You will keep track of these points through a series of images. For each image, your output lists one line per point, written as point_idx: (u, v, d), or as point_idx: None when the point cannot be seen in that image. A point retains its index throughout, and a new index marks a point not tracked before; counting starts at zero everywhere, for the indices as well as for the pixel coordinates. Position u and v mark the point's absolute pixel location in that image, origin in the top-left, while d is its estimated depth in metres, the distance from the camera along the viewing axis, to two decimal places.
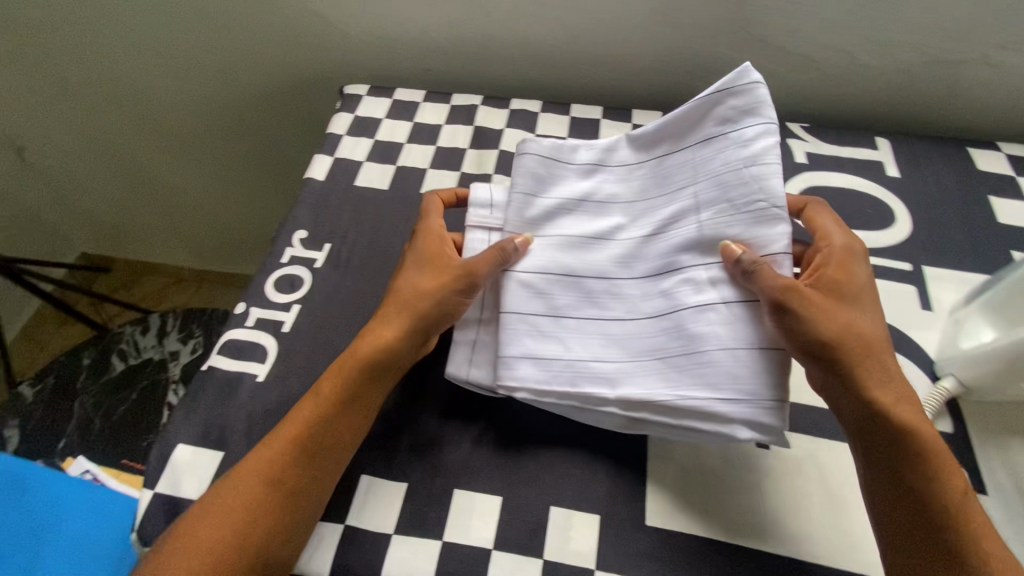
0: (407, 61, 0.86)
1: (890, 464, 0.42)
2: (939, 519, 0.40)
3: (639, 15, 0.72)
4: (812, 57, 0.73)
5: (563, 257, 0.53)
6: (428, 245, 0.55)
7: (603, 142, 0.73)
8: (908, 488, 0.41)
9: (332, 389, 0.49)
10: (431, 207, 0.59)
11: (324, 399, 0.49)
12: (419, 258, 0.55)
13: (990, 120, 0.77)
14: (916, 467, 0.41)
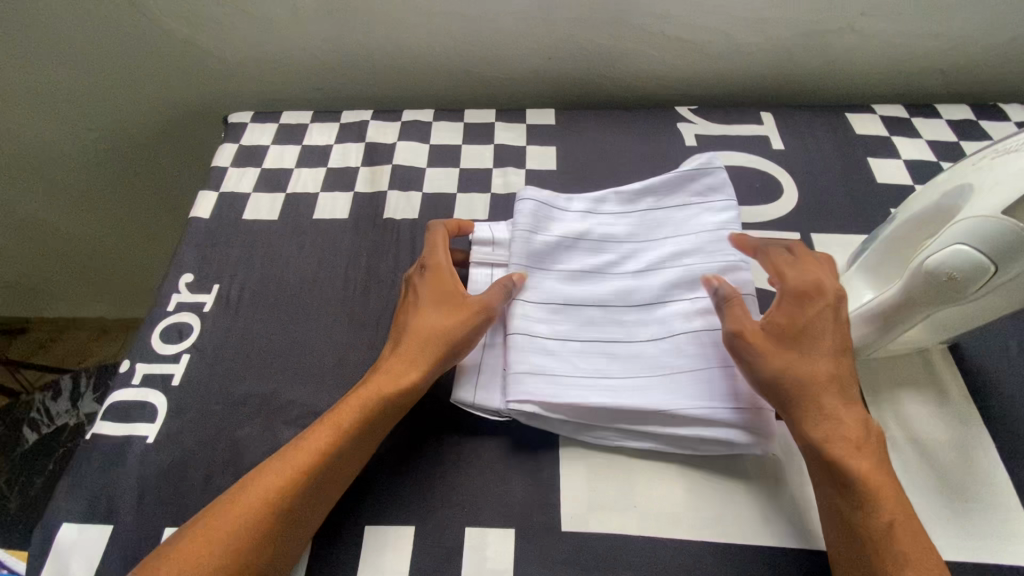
0: (293, 81, 0.82)
1: (830, 489, 0.43)
2: (871, 545, 0.40)
3: (516, 14, 0.72)
4: (691, 42, 0.75)
5: (558, 288, 0.57)
6: (440, 280, 0.54)
7: (497, 144, 0.73)
8: (847, 518, 0.41)
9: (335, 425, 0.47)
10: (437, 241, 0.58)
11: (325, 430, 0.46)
12: (435, 292, 0.54)
13: (867, 84, 0.80)
14: (852, 494, 0.42)
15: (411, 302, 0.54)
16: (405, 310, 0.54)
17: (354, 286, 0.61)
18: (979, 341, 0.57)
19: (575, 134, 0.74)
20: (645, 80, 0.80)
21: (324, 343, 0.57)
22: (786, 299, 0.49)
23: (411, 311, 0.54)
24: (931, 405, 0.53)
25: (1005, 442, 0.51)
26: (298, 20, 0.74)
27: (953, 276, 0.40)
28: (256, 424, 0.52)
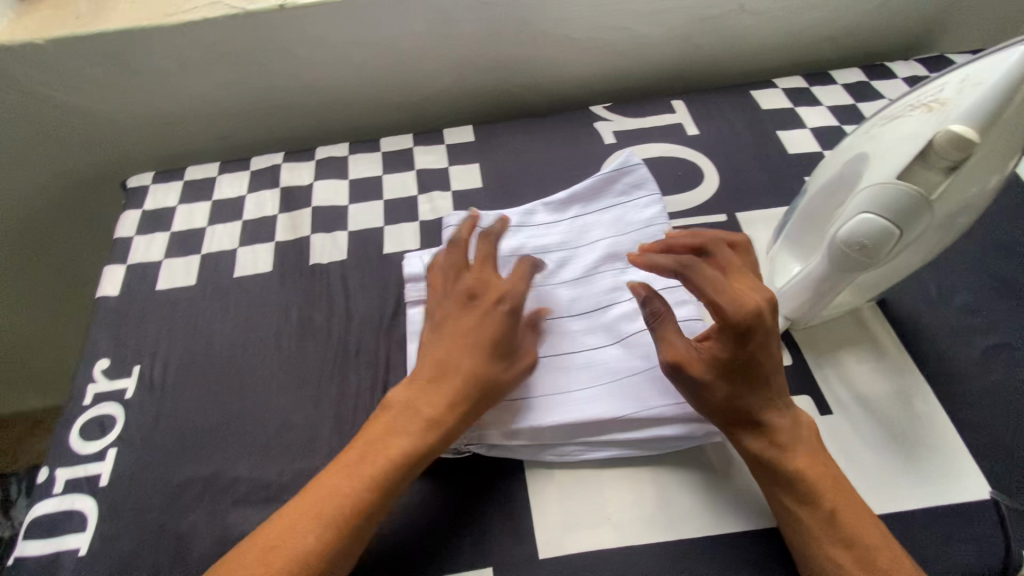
0: (193, 133, 0.78)
1: (778, 495, 0.45)
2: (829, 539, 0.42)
3: (417, 36, 0.71)
4: (595, 40, 0.75)
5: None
6: (513, 325, 0.49)
7: (418, 170, 0.71)
8: (800, 519, 0.43)
9: (361, 474, 0.43)
10: (519, 275, 0.51)
11: (347, 486, 0.43)
12: (502, 335, 0.49)
13: (767, 60, 0.83)
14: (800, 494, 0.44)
15: (466, 331, 0.49)
16: (452, 335, 0.49)
17: (289, 342, 0.58)
18: (901, 291, 0.60)
19: (495, 147, 0.73)
20: (558, 84, 0.80)
21: (265, 410, 0.54)
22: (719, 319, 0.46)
23: (459, 344, 0.48)
24: (866, 361, 0.56)
25: (937, 385, 0.54)
26: (188, 70, 0.70)
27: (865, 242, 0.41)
28: (202, 511, 0.49)
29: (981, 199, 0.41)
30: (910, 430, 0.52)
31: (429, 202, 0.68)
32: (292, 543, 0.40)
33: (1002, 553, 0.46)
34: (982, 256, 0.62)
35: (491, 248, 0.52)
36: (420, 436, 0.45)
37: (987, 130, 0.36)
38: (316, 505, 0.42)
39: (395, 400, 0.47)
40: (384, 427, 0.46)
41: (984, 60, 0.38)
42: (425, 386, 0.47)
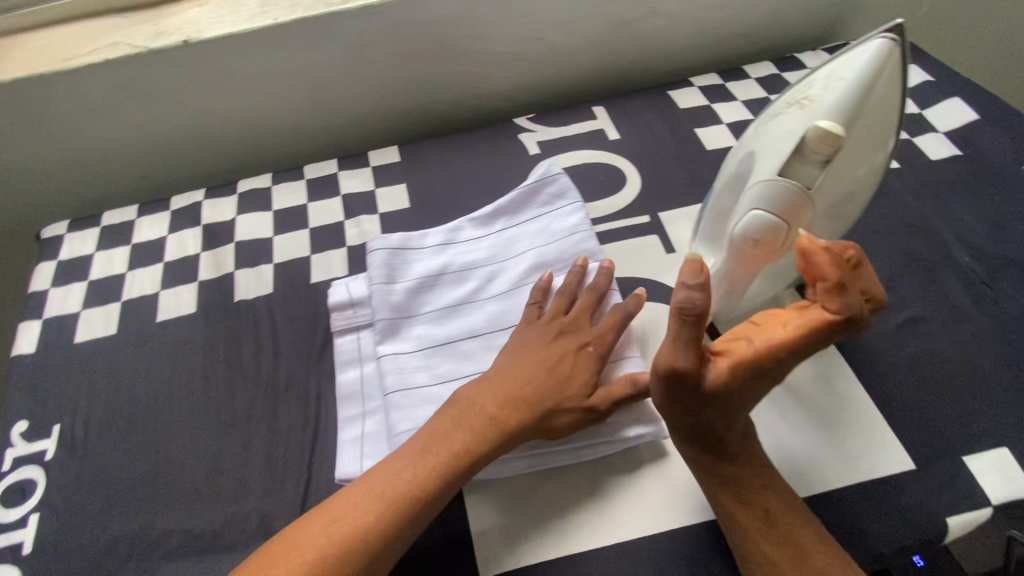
0: (110, 175, 0.75)
1: (723, 495, 0.45)
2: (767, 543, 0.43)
3: (331, 61, 0.70)
4: (512, 53, 0.76)
5: (433, 329, 0.56)
6: (595, 363, 0.50)
7: (344, 195, 0.70)
8: (746, 518, 0.44)
9: (415, 467, 0.45)
10: (610, 325, 0.52)
11: (401, 477, 0.45)
12: (581, 369, 0.50)
13: (684, 60, 0.85)
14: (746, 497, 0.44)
15: (541, 355, 0.50)
16: (522, 358, 0.50)
17: (216, 385, 0.56)
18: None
19: (421, 166, 0.73)
20: (482, 98, 0.80)
21: (194, 457, 0.52)
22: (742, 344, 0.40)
23: (540, 365, 0.49)
24: None
25: (855, 363, 0.56)
26: (97, 112, 0.69)
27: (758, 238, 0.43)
28: (131, 570, 0.47)
29: (859, 187, 0.43)
30: (833, 409, 0.53)
31: (356, 226, 0.67)
32: (336, 531, 0.42)
33: (921, 520, 0.48)
34: (893, 233, 0.64)
35: (593, 293, 0.54)
36: (482, 435, 0.46)
37: (850, 124, 0.38)
38: (381, 485, 0.44)
39: (462, 397, 0.48)
40: (449, 422, 0.47)
41: (842, 56, 0.39)
42: (491, 389, 0.48)
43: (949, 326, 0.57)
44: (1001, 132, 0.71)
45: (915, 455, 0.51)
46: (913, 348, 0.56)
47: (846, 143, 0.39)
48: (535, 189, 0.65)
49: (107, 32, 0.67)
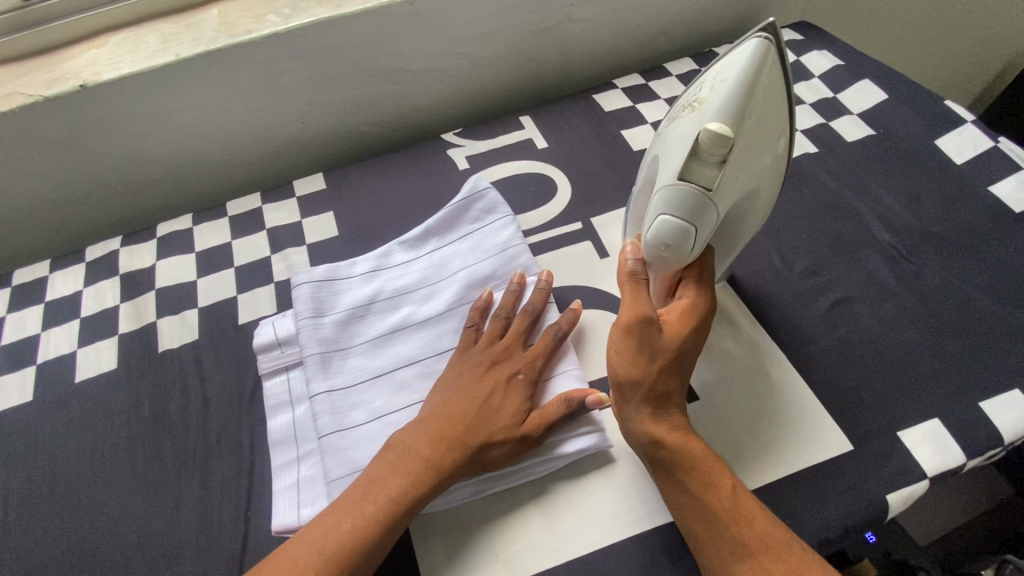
0: (20, 230, 0.72)
1: (687, 499, 0.43)
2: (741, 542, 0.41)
3: (242, 92, 0.68)
4: (432, 69, 0.75)
5: (367, 361, 0.55)
6: (528, 390, 0.50)
7: (270, 228, 0.68)
8: (711, 522, 0.42)
9: (354, 510, 0.44)
10: (542, 348, 0.52)
11: (339, 524, 0.43)
12: (514, 397, 0.49)
13: (608, 61, 0.86)
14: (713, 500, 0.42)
15: (475, 387, 0.50)
16: (456, 391, 0.50)
17: (143, 442, 0.54)
18: (748, 265, 0.63)
19: (349, 192, 0.71)
20: (408, 116, 0.79)
21: (121, 522, 0.50)
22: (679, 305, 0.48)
23: (473, 398, 0.49)
24: (726, 340, 0.58)
25: (788, 350, 0.57)
26: None
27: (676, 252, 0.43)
28: None
29: (761, 182, 0.43)
30: (771, 398, 0.54)
31: (284, 259, 0.65)
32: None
33: (859, 501, 0.48)
34: (818, 217, 0.66)
35: (527, 317, 0.54)
36: (420, 477, 0.45)
37: (739, 122, 0.39)
38: (318, 538, 0.43)
39: (396, 440, 0.47)
40: (385, 467, 0.46)
41: (725, 58, 0.40)
42: (425, 429, 0.48)
43: (874, 304, 0.59)
44: (911, 108, 0.74)
45: (850, 436, 0.51)
46: (844, 329, 0.58)
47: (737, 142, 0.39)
48: (465, 205, 0.64)
49: None
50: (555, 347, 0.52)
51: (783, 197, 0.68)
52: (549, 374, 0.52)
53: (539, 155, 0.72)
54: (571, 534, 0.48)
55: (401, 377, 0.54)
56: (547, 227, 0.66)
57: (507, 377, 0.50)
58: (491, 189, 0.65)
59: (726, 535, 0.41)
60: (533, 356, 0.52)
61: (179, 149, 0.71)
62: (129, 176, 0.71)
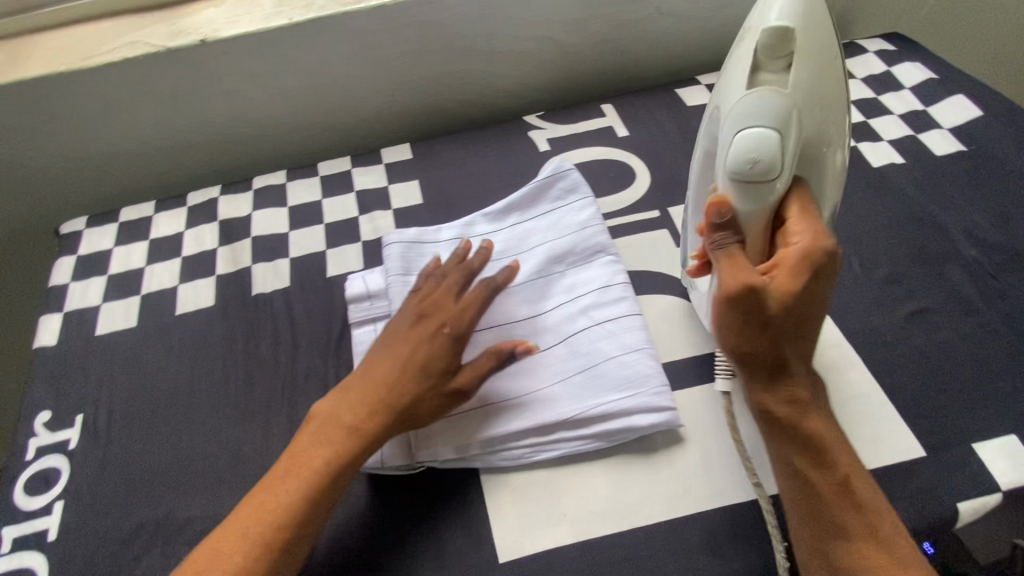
0: (125, 173, 0.76)
1: (797, 469, 0.43)
2: (844, 524, 0.41)
3: (344, 59, 0.71)
4: (522, 51, 0.77)
5: None
6: (453, 344, 0.49)
7: (358, 191, 0.72)
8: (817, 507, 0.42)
9: (298, 472, 0.46)
10: (468, 303, 0.51)
11: (284, 488, 0.46)
12: (436, 352, 0.49)
13: (691, 58, 0.86)
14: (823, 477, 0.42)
15: (402, 346, 0.50)
16: (386, 351, 0.50)
17: (235, 375, 0.57)
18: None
19: (433, 163, 0.74)
20: (493, 96, 0.81)
21: (216, 445, 0.54)
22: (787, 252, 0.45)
23: (401, 358, 0.49)
24: None
25: (865, 353, 0.57)
26: (116, 111, 0.70)
27: (756, 194, 0.45)
28: (158, 553, 0.49)
29: (831, 100, 0.45)
30: (845, 399, 0.54)
31: (372, 221, 0.68)
32: (237, 544, 0.43)
33: (928, 507, 0.48)
34: (900, 227, 0.66)
35: (459, 276, 0.53)
36: (344, 443, 0.47)
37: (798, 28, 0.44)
38: (266, 500, 0.45)
39: (317, 411, 0.49)
40: (311, 439, 0.48)
41: None
42: (347, 397, 0.49)
43: (956, 318, 0.58)
44: (1006, 127, 0.72)
45: (923, 443, 0.51)
46: (923, 339, 0.57)
47: (797, 43, 0.44)
48: (549, 183, 0.66)
49: (124, 32, 0.68)
50: (483, 303, 0.52)
51: (866, 204, 0.68)
52: (623, 351, 0.54)
53: (621, 144, 0.74)
54: (637, 508, 0.49)
55: (481, 340, 0.56)
56: (626, 212, 0.67)
57: (433, 334, 0.50)
58: (574, 169, 0.66)
59: (830, 517, 0.41)
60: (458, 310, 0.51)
61: (279, 109, 0.74)
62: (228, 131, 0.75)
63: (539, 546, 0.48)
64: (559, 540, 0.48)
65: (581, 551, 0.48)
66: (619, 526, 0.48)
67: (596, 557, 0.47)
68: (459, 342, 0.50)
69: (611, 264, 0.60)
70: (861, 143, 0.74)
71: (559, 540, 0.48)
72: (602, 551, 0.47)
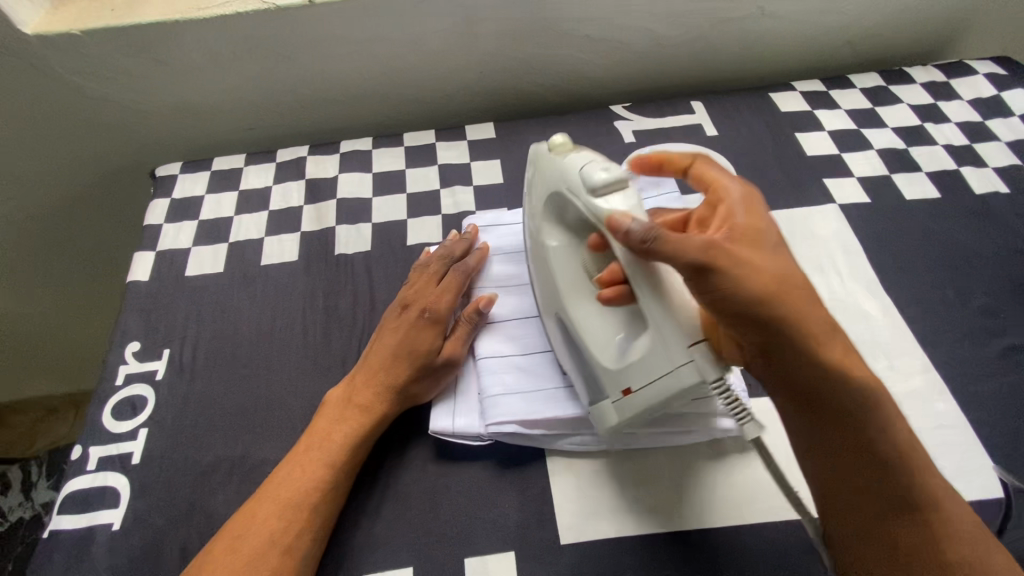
0: (219, 124, 0.79)
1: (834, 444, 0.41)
2: (896, 492, 0.39)
3: (441, 32, 0.72)
4: (616, 41, 0.76)
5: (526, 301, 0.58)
6: (438, 325, 0.54)
7: (440, 165, 0.72)
8: (878, 506, 0.40)
9: (326, 442, 0.48)
10: (449, 287, 0.56)
11: (310, 456, 0.47)
12: (419, 333, 0.53)
13: (783, 64, 0.84)
14: (873, 455, 0.40)
15: (390, 335, 0.53)
16: (378, 341, 0.54)
17: (315, 328, 0.59)
18: (918, 290, 0.60)
19: (516, 144, 0.75)
20: (577, 84, 0.82)
21: (291, 395, 0.55)
22: (731, 207, 0.43)
23: (391, 344, 0.53)
24: (896, 355, 0.55)
25: (961, 380, 0.54)
26: (216, 63, 0.72)
27: (626, 197, 0.43)
28: (231, 490, 0.50)
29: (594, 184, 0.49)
30: (941, 423, 0.51)
31: (454, 194, 0.69)
32: (279, 497, 0.45)
33: None
34: (1002, 255, 0.62)
35: (440, 262, 0.58)
36: (359, 420, 0.49)
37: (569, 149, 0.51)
38: (296, 464, 0.47)
39: (331, 396, 0.51)
40: (329, 418, 0.50)
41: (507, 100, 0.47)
42: (356, 382, 0.52)
43: None
44: None
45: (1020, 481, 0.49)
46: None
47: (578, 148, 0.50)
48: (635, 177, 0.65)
49: None
50: (461, 289, 0.56)
51: (964, 230, 0.65)
52: None
53: (709, 145, 0.74)
54: (710, 508, 0.48)
55: None
56: None
57: (409, 322, 0.53)
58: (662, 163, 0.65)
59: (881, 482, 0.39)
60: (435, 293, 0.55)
61: (371, 77, 0.76)
62: (319, 93, 0.77)
63: (608, 531, 0.47)
64: (627, 528, 0.47)
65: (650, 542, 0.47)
66: (691, 524, 0.47)
67: (666, 549, 0.46)
68: (435, 322, 0.53)
69: None
70: (963, 167, 0.70)
71: (627, 529, 0.47)
72: (672, 546, 0.46)
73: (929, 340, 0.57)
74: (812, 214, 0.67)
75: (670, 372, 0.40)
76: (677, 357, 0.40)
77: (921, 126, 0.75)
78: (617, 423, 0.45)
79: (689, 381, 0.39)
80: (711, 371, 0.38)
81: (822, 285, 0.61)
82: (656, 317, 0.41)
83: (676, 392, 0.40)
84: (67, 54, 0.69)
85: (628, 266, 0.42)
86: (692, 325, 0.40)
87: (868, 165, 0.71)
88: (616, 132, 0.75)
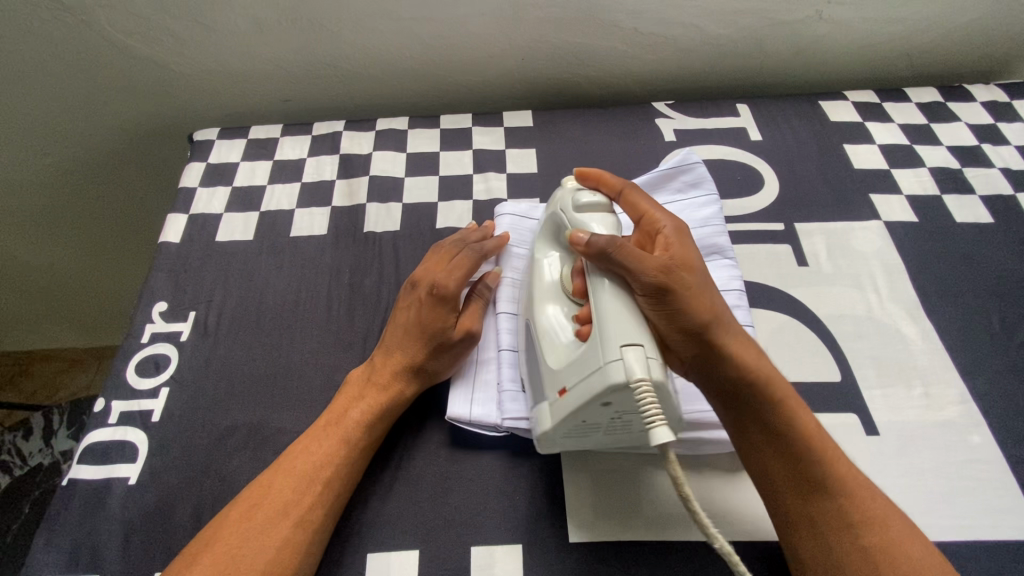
0: (259, 93, 0.80)
1: (774, 468, 0.42)
2: (819, 515, 0.40)
3: (488, 15, 0.70)
4: (665, 37, 0.74)
5: None
6: (449, 302, 0.52)
7: (475, 150, 0.72)
8: (828, 531, 0.40)
9: (344, 419, 0.48)
10: (462, 265, 0.54)
11: (328, 433, 0.47)
12: (425, 313, 0.52)
13: (835, 72, 0.81)
14: (796, 473, 0.41)
15: (404, 319, 0.53)
16: (394, 325, 0.53)
17: (339, 304, 0.59)
18: (961, 317, 0.58)
19: (554, 134, 0.73)
20: (620, 77, 0.80)
21: (311, 368, 0.55)
22: (669, 235, 0.47)
23: (404, 326, 0.52)
24: (933, 383, 0.53)
25: (1004, 414, 0.51)
26: (260, 31, 0.71)
27: (604, 218, 0.48)
28: (245, 457, 0.50)
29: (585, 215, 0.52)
30: (979, 457, 0.49)
31: (486, 181, 0.68)
32: (298, 469, 0.45)
33: None
34: None
35: (452, 245, 0.57)
36: (377, 400, 0.49)
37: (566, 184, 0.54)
38: (313, 441, 0.47)
39: (351, 377, 0.51)
40: (347, 398, 0.50)
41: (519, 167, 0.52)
42: (373, 365, 0.51)
43: None
44: None
45: None
46: None
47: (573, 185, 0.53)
48: (672, 178, 0.63)
49: None
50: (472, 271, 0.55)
51: (1017, 260, 0.61)
52: None
53: (750, 150, 0.71)
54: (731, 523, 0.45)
55: None
56: (749, 219, 0.65)
57: (417, 306, 0.52)
58: (701, 162, 0.63)
59: (810, 502, 0.40)
60: (439, 273, 0.54)
61: (412, 56, 0.75)
62: (359, 69, 0.77)
63: (621, 536, 0.45)
64: (642, 536, 0.45)
65: (665, 551, 0.45)
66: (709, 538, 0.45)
67: (683, 561, 0.44)
68: (445, 300, 0.52)
69: (728, 270, 0.57)
70: (1019, 193, 0.67)
71: (643, 536, 0.45)
72: (690, 558, 0.44)
73: (970, 370, 0.54)
74: (853, 228, 0.64)
75: (598, 368, 0.39)
76: (608, 355, 0.39)
77: (978, 146, 0.72)
78: (550, 428, 0.43)
79: (612, 378, 0.38)
80: (637, 369, 0.37)
81: (860, 303, 0.58)
82: (602, 315, 0.41)
83: (599, 390, 0.38)
84: (115, 13, 0.69)
85: (593, 273, 0.44)
86: (632, 330, 0.40)
87: (918, 183, 0.68)
88: (656, 131, 0.73)
